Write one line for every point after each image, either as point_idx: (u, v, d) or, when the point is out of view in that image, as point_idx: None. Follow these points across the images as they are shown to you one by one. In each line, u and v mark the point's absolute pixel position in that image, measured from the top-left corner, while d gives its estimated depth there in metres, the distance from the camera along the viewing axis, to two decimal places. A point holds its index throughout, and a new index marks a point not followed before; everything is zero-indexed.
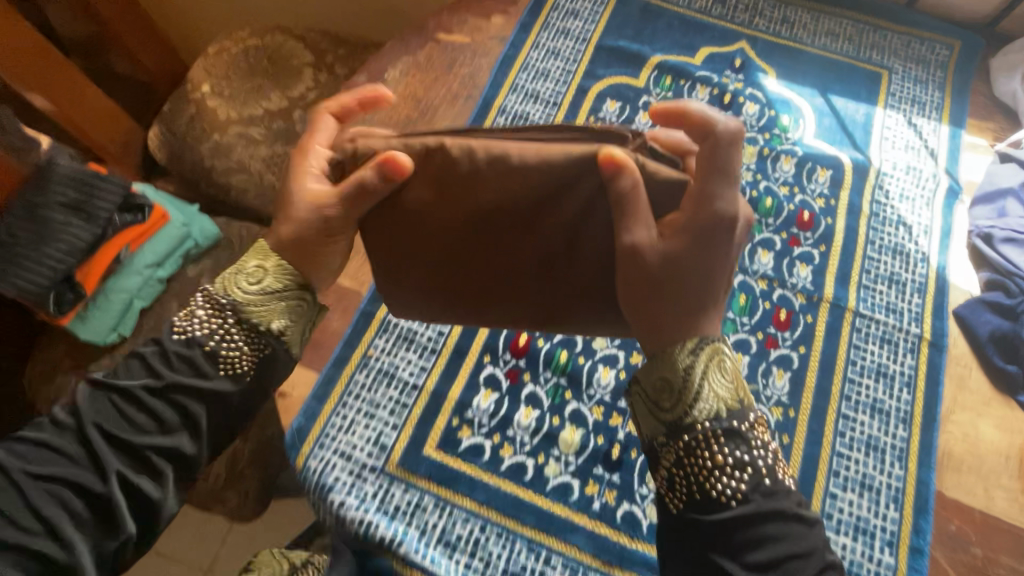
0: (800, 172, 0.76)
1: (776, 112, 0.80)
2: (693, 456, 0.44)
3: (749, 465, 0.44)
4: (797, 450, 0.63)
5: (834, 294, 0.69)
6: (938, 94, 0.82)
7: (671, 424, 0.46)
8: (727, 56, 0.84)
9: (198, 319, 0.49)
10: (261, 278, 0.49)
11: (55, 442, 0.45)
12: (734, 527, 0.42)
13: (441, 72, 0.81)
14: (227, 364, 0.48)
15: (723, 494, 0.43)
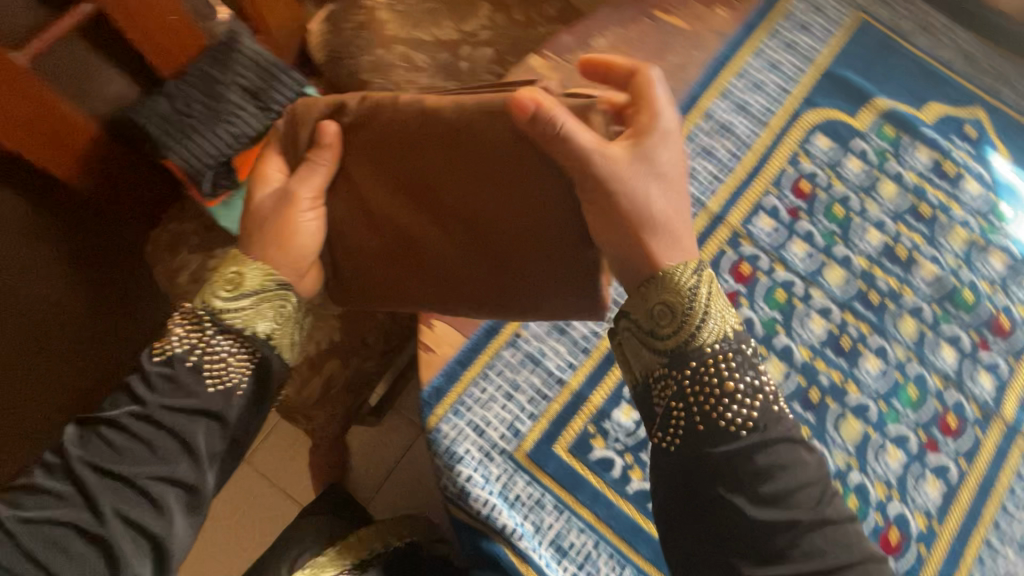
0: (1009, 273, 0.69)
1: (998, 198, 0.72)
2: (704, 387, 0.47)
3: (760, 391, 0.47)
4: (929, 565, 0.59)
5: (1012, 415, 0.64)
6: None
7: (676, 351, 0.48)
8: (959, 120, 0.76)
9: (177, 337, 0.52)
10: (238, 283, 0.54)
11: (52, 485, 0.48)
12: (758, 475, 0.45)
13: (651, 55, 0.75)
14: (215, 377, 0.52)
15: (734, 427, 0.46)
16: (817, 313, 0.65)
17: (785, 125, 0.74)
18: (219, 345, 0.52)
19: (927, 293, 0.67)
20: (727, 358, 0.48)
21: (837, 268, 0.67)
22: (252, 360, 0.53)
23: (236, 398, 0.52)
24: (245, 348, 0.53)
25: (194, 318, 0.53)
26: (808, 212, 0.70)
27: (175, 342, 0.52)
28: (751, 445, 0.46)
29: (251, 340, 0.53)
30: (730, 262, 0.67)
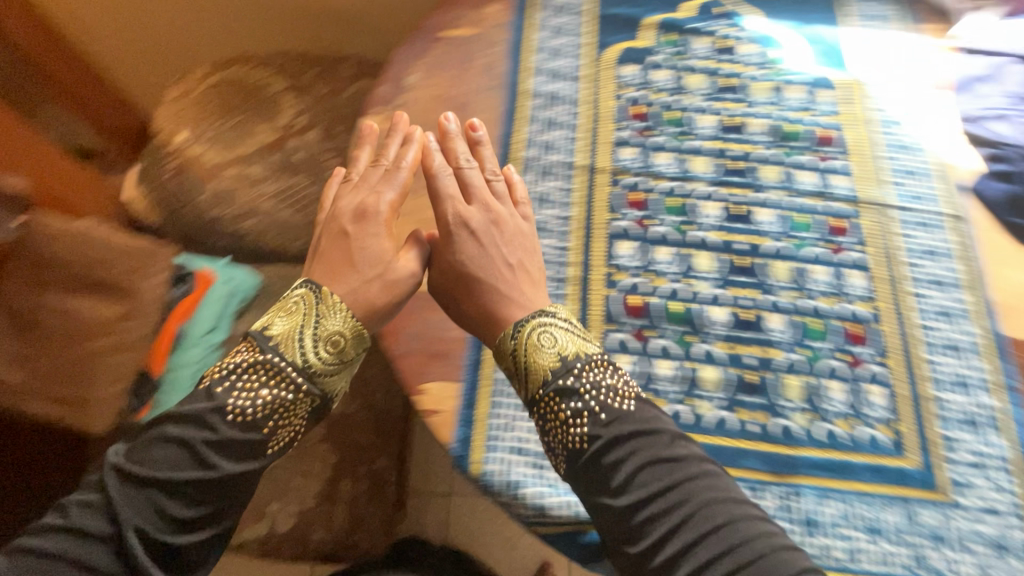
0: (775, 95, 0.84)
1: (766, 48, 0.89)
2: (563, 421, 0.54)
3: (601, 393, 0.55)
4: (758, 400, 0.64)
5: (758, 232, 0.74)
6: (890, 8, 0.93)
7: (557, 389, 0.55)
8: (709, 6, 0.92)
9: (241, 393, 0.54)
10: (338, 343, 0.59)
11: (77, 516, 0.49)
12: (593, 464, 0.52)
13: (460, 67, 0.82)
14: (276, 418, 0.55)
15: (580, 437, 0.53)
16: (658, 243, 0.72)
17: (597, 70, 0.83)
18: (275, 388, 0.55)
19: (768, 142, 0.80)
20: (556, 390, 0.55)
21: (697, 158, 0.78)
22: (301, 397, 0.56)
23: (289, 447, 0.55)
24: (310, 397, 0.57)
25: (263, 364, 0.56)
26: (652, 126, 0.80)
27: (237, 386, 0.54)
28: (587, 440, 0.53)
29: (310, 392, 0.57)
30: (622, 197, 0.74)
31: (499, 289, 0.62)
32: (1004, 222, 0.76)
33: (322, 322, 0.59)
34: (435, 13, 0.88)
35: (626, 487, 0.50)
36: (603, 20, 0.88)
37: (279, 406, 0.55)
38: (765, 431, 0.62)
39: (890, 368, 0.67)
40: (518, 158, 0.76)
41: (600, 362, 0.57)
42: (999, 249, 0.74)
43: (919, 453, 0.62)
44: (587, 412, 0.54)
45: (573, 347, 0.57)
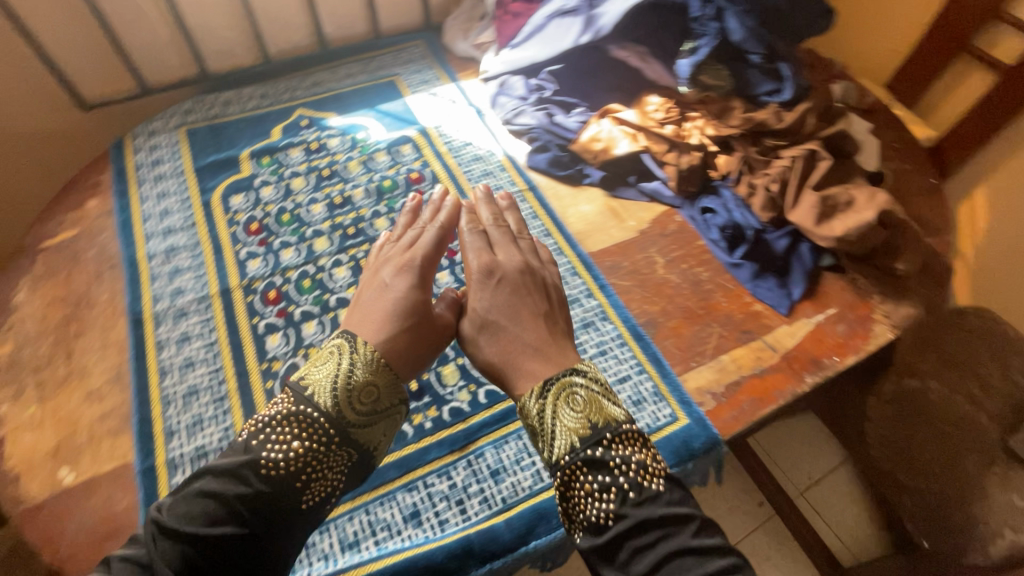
0: (367, 165, 1.02)
1: (352, 134, 1.07)
2: (573, 488, 0.57)
3: (627, 469, 0.56)
4: (425, 400, 0.73)
5: None
6: (432, 73, 1.21)
7: (573, 456, 0.58)
8: (295, 122, 1.09)
9: (286, 443, 0.58)
10: (371, 391, 0.64)
11: (224, 491, 0.54)
12: (615, 543, 0.53)
13: (70, 267, 0.85)
14: (305, 474, 0.58)
15: (597, 518, 0.54)
16: (304, 320, 0.81)
17: (206, 212, 0.94)
18: (305, 440, 0.60)
19: (370, 201, 0.96)
20: (580, 460, 0.57)
21: (318, 239, 0.91)
22: (341, 452, 0.61)
23: (305, 504, 0.58)
24: (326, 472, 0.60)
25: (311, 432, 0.60)
26: (269, 234, 0.91)
27: (282, 445, 0.58)
28: (609, 509, 0.54)
29: (323, 455, 0.60)
30: (260, 301, 0.83)
31: (519, 333, 0.67)
32: (557, 176, 1.01)
33: (351, 370, 0.64)
34: (34, 230, 0.91)
35: (638, 560, 0.51)
36: (201, 171, 1.00)
37: (295, 461, 0.58)
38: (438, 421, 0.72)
39: None
40: (149, 316, 0.80)
41: (629, 434, 0.58)
42: (560, 196, 0.99)
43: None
44: (614, 488, 0.55)
45: (597, 401, 0.61)
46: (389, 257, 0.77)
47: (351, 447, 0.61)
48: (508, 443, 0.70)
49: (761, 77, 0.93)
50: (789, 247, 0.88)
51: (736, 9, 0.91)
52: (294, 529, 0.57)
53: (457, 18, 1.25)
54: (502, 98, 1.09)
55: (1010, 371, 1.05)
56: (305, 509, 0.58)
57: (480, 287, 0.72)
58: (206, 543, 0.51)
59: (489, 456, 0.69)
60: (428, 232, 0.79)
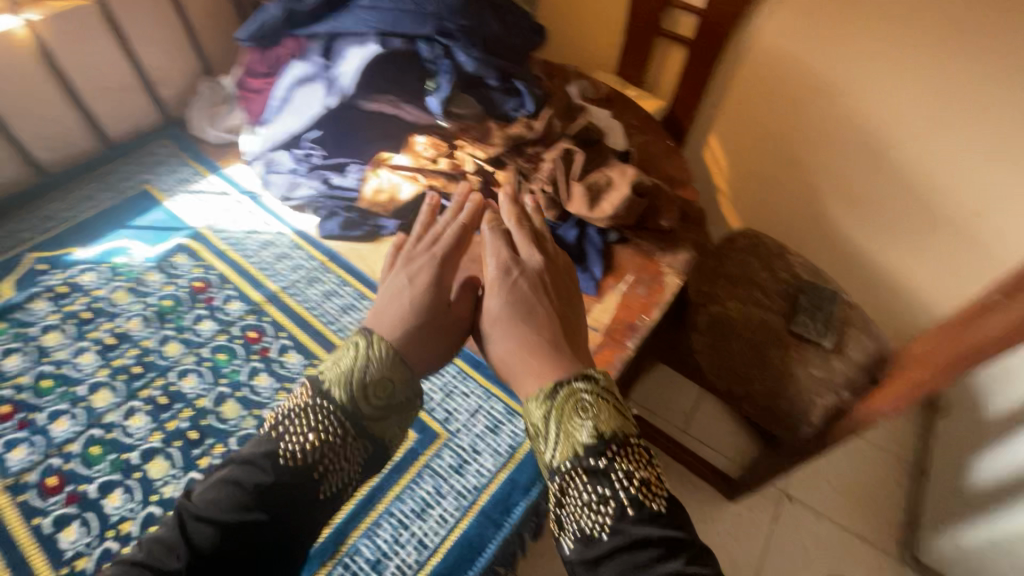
0: (137, 290, 0.89)
1: (108, 261, 0.93)
2: (569, 492, 0.64)
3: (620, 488, 0.62)
4: None
5: (193, 401, 0.77)
6: (189, 169, 1.11)
7: (573, 458, 0.65)
8: (27, 270, 0.91)
9: (301, 437, 0.64)
10: (383, 388, 0.68)
11: (240, 477, 0.62)
12: (606, 558, 0.59)
13: None
14: (321, 464, 0.64)
15: (592, 529, 0.61)
16: (106, 494, 0.69)
17: None
18: (321, 434, 0.64)
19: (151, 330, 0.85)
20: (578, 469, 0.64)
21: (97, 394, 0.77)
22: (358, 447, 0.66)
23: (321, 497, 0.63)
24: (341, 462, 0.65)
25: (328, 425, 0.65)
26: (29, 411, 0.75)
27: (302, 438, 0.64)
28: (606, 523, 0.61)
29: (336, 441, 0.65)
30: (39, 495, 0.68)
31: (528, 330, 0.75)
32: (354, 237, 0.99)
33: (366, 366, 0.68)
34: None
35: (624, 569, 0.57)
36: None
37: (312, 448, 0.64)
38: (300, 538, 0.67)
39: None
40: None
41: (629, 441, 0.66)
42: (364, 255, 0.97)
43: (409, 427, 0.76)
44: (609, 501, 0.62)
45: (600, 419, 0.67)
46: (412, 256, 0.82)
47: (369, 438, 0.66)
48: (381, 526, 0.68)
49: (504, 97, 1.01)
50: (579, 236, 0.98)
51: (461, 45, 0.98)
52: (306, 517, 0.62)
53: (198, 107, 1.17)
54: (272, 176, 1.04)
55: (776, 271, 1.29)
56: (323, 497, 0.63)
57: (501, 286, 0.78)
58: (222, 531, 0.58)
59: (365, 550, 0.66)
60: (448, 230, 0.85)
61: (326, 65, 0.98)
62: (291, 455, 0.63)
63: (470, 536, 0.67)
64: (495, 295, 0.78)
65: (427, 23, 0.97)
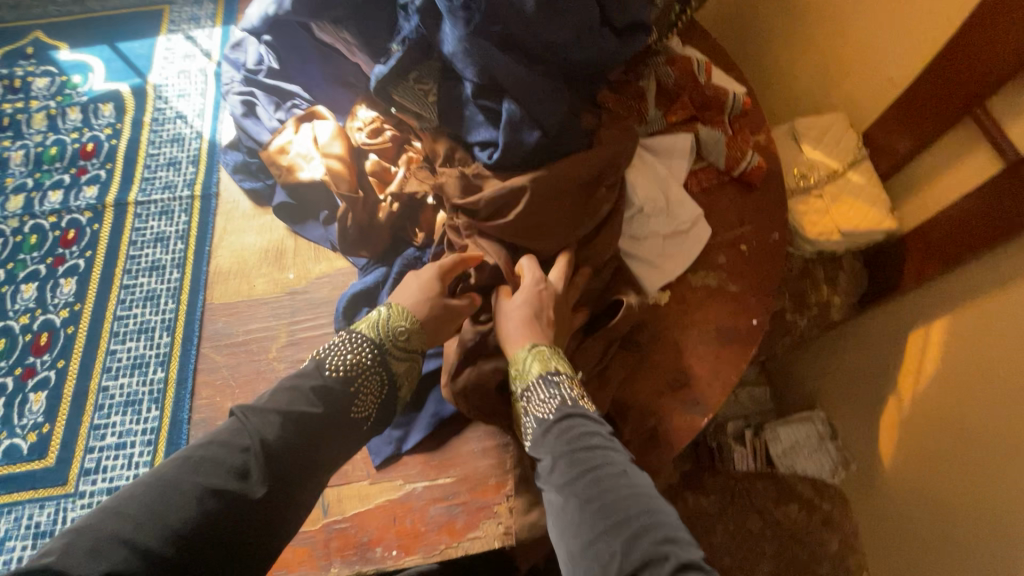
0: (53, 121, 0.85)
1: (68, 76, 0.90)
2: (525, 400, 0.52)
3: (557, 395, 0.50)
4: None
5: None
6: (212, 7, 0.97)
7: (535, 371, 0.52)
8: (20, 50, 0.93)
9: (336, 351, 0.51)
10: (411, 339, 0.54)
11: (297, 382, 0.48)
12: (549, 439, 0.48)
13: None
14: (360, 383, 0.50)
15: (542, 416, 0.50)
16: None
17: None
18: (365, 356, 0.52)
19: (22, 171, 0.81)
20: (542, 374, 0.52)
21: None
22: (388, 381, 0.53)
23: (351, 413, 0.49)
24: (376, 391, 0.52)
25: (365, 358, 0.51)
26: None
27: (342, 365, 0.50)
28: (557, 411, 0.49)
29: (368, 366, 0.51)
30: None
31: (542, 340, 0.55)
32: (244, 188, 0.78)
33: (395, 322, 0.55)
34: None
35: (556, 448, 0.47)
36: None
37: (341, 367, 0.50)
38: None
39: (62, 367, 0.68)
40: None
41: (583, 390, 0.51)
42: (233, 215, 0.77)
43: (56, 451, 0.64)
44: (557, 396, 0.50)
45: (560, 353, 0.53)
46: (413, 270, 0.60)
47: (397, 378, 0.53)
48: None
49: (473, 117, 0.63)
50: (432, 376, 0.63)
51: (446, 6, 0.58)
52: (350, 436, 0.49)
53: None
54: (229, 63, 0.84)
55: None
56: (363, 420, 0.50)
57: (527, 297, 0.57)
58: (288, 418, 0.45)
59: None
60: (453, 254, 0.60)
61: None
62: (339, 366, 0.50)
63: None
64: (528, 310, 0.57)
65: None
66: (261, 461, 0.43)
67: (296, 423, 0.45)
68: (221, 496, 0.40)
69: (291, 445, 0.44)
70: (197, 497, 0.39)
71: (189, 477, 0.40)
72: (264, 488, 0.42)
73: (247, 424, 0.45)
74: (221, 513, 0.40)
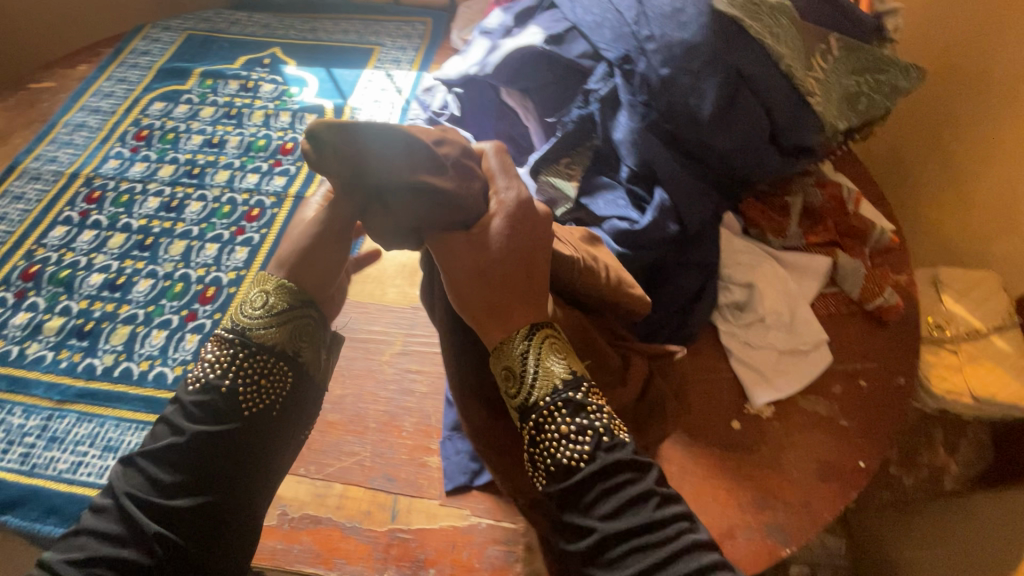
0: (267, 119, 1.02)
1: (289, 87, 1.08)
2: (543, 431, 0.47)
3: (590, 428, 0.47)
4: (82, 347, 0.77)
5: (173, 219, 0.89)
6: (413, 54, 1.13)
7: (570, 397, 0.47)
8: (259, 59, 1.14)
9: (206, 363, 0.48)
10: (265, 301, 0.49)
11: (181, 406, 0.47)
12: (578, 490, 0.45)
13: (25, 110, 1.06)
14: (237, 375, 0.47)
15: (569, 461, 0.46)
16: (90, 227, 0.89)
17: (129, 106, 1.06)
18: (232, 359, 0.48)
19: (235, 153, 0.98)
20: (565, 402, 0.47)
21: (166, 166, 0.96)
22: (282, 380, 0.49)
23: (247, 413, 0.47)
24: (266, 374, 0.48)
25: (259, 361, 0.48)
26: (145, 143, 1.00)
27: (235, 380, 0.47)
28: (591, 455, 0.45)
29: (237, 356, 0.48)
30: (85, 193, 0.93)
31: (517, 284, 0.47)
32: None
33: (255, 304, 0.49)
34: (37, 72, 1.13)
35: (597, 499, 0.45)
36: (160, 72, 1.12)
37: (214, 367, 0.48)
38: (72, 371, 0.75)
39: (217, 320, 0.79)
40: (23, 165, 0.97)
41: (607, 410, 0.49)
42: None
43: None
44: (590, 430, 0.46)
45: (575, 363, 0.49)
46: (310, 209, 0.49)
47: (276, 365, 0.49)
48: (93, 428, 0.71)
49: (620, 195, 0.69)
50: None
51: (628, 99, 0.65)
52: (264, 431, 0.49)
53: (470, 7, 1.14)
54: (418, 104, 0.97)
55: None
56: (272, 416, 0.49)
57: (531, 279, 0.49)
58: (179, 442, 0.45)
59: (73, 423, 0.72)
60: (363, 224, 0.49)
61: (508, 28, 0.79)
62: (210, 380, 0.47)
63: (67, 503, 0.66)
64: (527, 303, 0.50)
65: (619, 44, 0.66)
66: (190, 482, 0.45)
67: (194, 444, 0.46)
68: (146, 528, 0.43)
69: (203, 460, 0.45)
70: (117, 531, 0.43)
71: (118, 507, 0.44)
72: (193, 504, 0.45)
73: (145, 458, 0.46)
74: (166, 539, 0.43)
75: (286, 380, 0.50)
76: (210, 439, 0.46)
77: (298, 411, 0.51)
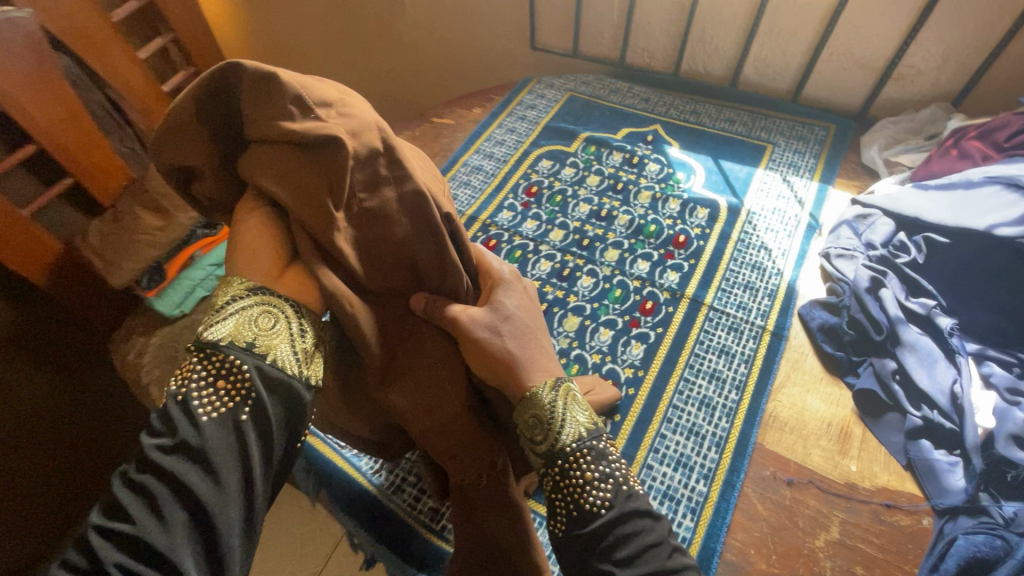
0: (656, 203, 0.99)
1: (674, 170, 1.04)
2: (568, 477, 0.46)
3: (611, 478, 0.46)
4: None
5: (567, 291, 0.87)
6: (813, 159, 1.02)
7: (547, 454, 0.48)
8: (641, 134, 1.12)
9: (193, 376, 0.38)
10: (235, 308, 0.42)
11: (157, 445, 0.36)
12: (598, 541, 0.43)
13: (430, 141, 1.15)
14: (220, 380, 0.38)
15: (592, 506, 0.44)
16: None
17: (521, 158, 1.09)
18: (218, 365, 0.39)
19: (623, 232, 0.95)
20: (590, 451, 0.47)
21: (557, 231, 0.96)
22: (243, 379, 0.39)
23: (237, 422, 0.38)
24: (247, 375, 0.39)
25: (220, 361, 0.39)
26: (536, 202, 1.01)
27: (199, 391, 0.38)
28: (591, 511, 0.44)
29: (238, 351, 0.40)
30: (483, 240, 0.96)
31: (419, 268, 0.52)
32: (821, 350, 0.77)
33: (234, 305, 0.42)
34: (439, 108, 1.24)
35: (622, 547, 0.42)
36: (547, 129, 1.15)
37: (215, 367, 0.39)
38: None
39: (616, 422, 0.73)
40: None
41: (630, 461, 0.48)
42: (798, 369, 0.76)
43: None
44: (610, 478, 0.45)
45: (587, 419, 0.49)
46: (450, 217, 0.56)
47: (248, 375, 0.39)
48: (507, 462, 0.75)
49: None
50: None
51: None
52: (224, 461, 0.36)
53: (897, 123, 1.01)
54: (847, 229, 0.86)
55: None
56: (239, 421, 0.38)
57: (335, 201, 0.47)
58: (138, 489, 0.34)
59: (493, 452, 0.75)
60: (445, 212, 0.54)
61: None
62: (178, 405, 0.37)
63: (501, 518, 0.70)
64: (321, 228, 0.47)
65: None
66: (166, 505, 0.34)
67: (199, 460, 0.35)
68: None
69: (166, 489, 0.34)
70: None
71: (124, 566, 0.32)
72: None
73: (127, 502, 0.34)
74: None
75: (274, 380, 0.40)
76: (185, 468, 0.35)
77: (280, 432, 0.40)
